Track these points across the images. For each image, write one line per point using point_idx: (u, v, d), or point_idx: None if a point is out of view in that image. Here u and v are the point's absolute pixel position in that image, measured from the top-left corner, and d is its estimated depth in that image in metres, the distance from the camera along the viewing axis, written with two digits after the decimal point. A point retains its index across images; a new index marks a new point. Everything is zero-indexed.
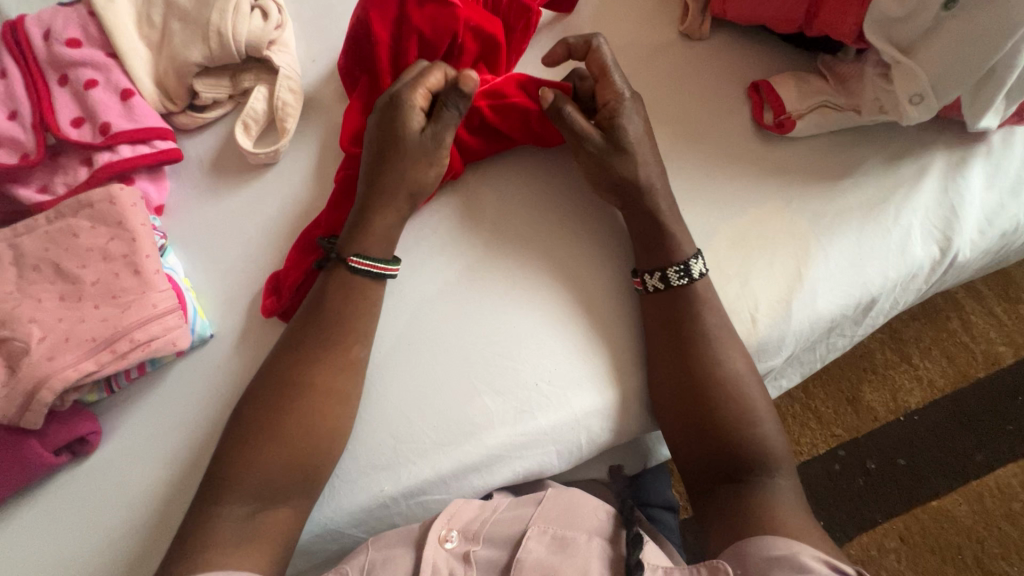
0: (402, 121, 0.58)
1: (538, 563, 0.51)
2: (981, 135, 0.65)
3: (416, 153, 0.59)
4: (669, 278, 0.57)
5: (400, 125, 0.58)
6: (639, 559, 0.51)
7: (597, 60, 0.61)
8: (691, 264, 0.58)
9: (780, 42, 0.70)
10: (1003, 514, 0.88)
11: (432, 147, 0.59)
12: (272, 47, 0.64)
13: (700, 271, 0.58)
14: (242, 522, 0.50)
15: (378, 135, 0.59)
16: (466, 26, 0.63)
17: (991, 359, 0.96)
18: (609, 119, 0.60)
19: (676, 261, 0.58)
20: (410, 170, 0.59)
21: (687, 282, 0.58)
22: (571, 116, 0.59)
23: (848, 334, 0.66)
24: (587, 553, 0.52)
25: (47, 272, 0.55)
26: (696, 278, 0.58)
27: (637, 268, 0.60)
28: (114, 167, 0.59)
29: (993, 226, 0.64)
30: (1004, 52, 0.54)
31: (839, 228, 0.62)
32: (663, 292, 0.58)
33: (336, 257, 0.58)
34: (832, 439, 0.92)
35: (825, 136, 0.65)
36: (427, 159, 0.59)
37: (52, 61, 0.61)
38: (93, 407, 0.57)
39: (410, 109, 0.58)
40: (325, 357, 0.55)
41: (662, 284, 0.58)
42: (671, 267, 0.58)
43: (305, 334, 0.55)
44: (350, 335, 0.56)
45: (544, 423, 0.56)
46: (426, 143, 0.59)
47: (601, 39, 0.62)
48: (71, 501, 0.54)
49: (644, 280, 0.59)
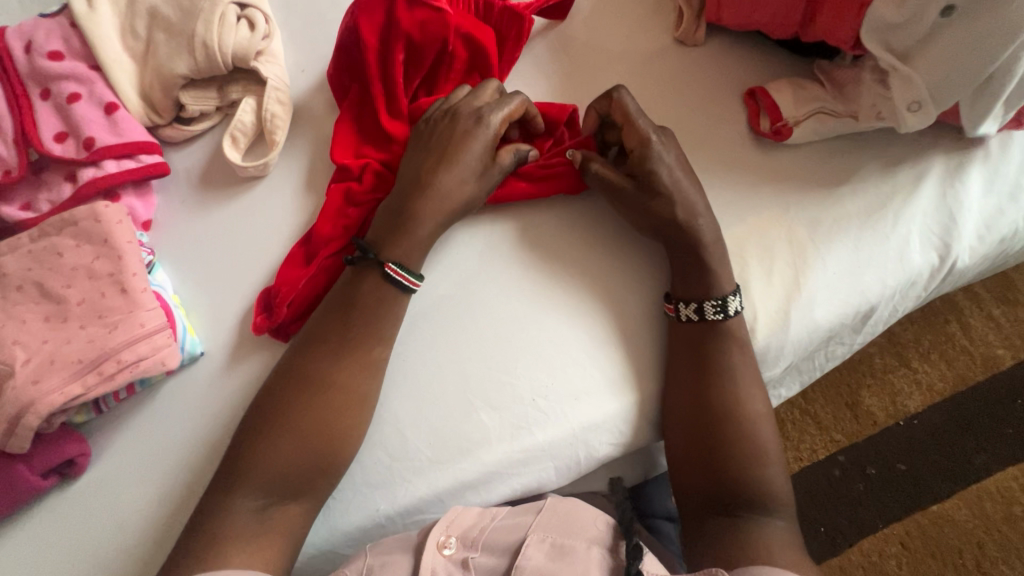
0: (466, 143, 0.58)
1: (537, 571, 0.49)
2: (979, 140, 0.65)
3: (467, 166, 0.58)
4: (705, 310, 0.56)
5: (462, 145, 0.58)
6: (639, 569, 0.48)
7: (621, 108, 0.60)
8: (729, 300, 0.57)
9: (776, 46, 0.70)
10: (1002, 518, 0.88)
11: (482, 170, 0.59)
12: (260, 58, 0.63)
13: (735, 308, 0.57)
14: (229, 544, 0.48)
15: (443, 140, 0.59)
16: (456, 34, 0.63)
17: (989, 362, 0.96)
18: (639, 165, 0.58)
19: (714, 295, 0.57)
20: (454, 179, 0.58)
21: (721, 318, 0.57)
22: (600, 171, 0.59)
23: (847, 342, 0.65)
24: (586, 561, 0.50)
25: (31, 292, 0.54)
26: (730, 316, 0.57)
27: (672, 294, 0.59)
28: (99, 183, 0.57)
29: (992, 232, 0.64)
30: (1003, 59, 0.53)
31: (838, 236, 0.61)
32: (697, 323, 0.57)
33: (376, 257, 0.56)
34: (831, 443, 0.92)
35: (822, 142, 0.65)
36: (473, 176, 0.59)
37: (34, 75, 0.59)
38: (81, 429, 0.55)
39: (485, 129, 0.59)
40: (347, 356, 0.54)
41: (696, 316, 0.57)
42: (709, 301, 0.57)
43: (328, 332, 0.55)
44: (370, 335, 0.55)
45: (541, 438, 0.55)
46: (482, 161, 0.59)
47: (624, 90, 0.60)
48: (59, 526, 0.53)
49: (678, 308, 0.58)
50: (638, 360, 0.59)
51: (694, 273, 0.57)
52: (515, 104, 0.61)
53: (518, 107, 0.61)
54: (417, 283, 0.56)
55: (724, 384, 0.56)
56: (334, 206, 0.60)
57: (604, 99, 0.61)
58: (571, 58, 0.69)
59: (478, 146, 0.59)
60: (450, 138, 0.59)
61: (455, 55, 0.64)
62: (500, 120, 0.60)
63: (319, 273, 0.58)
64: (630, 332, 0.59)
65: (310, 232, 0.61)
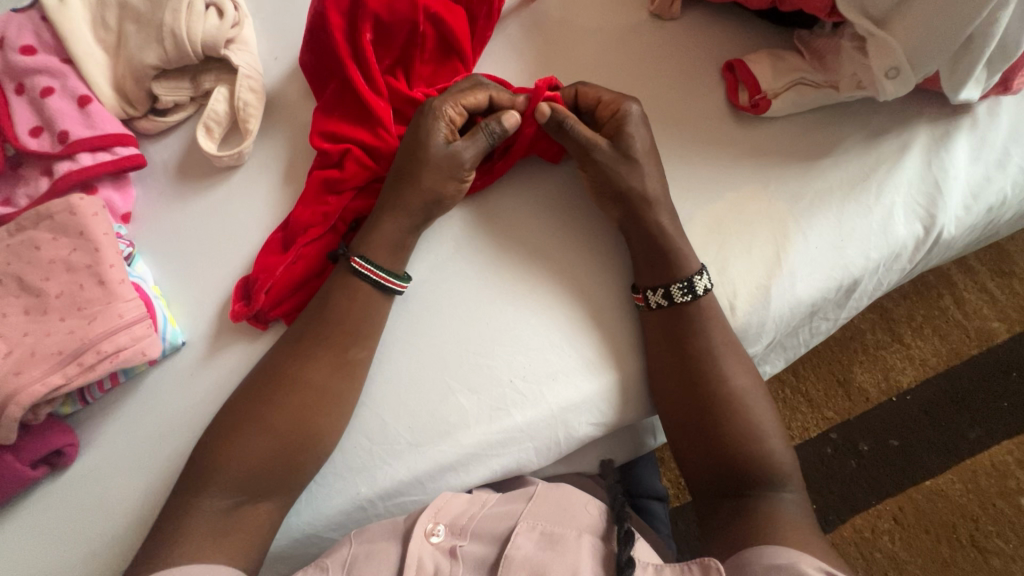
0: (426, 136, 0.58)
1: (526, 561, 0.48)
2: (965, 108, 0.63)
3: (441, 164, 0.58)
4: (673, 295, 0.56)
5: (424, 140, 0.58)
6: (631, 554, 0.48)
7: (590, 93, 0.61)
8: (696, 280, 0.56)
9: (755, 19, 0.68)
10: (997, 492, 0.87)
11: (457, 164, 0.58)
12: (230, 46, 0.63)
13: (704, 287, 0.57)
14: (221, 516, 0.49)
15: (405, 139, 0.59)
16: (425, 14, 0.62)
17: (983, 336, 0.95)
18: (616, 129, 0.59)
19: (680, 278, 0.57)
20: (425, 180, 0.57)
21: (690, 299, 0.56)
22: (573, 128, 0.58)
23: (831, 317, 0.64)
24: (578, 550, 0.50)
25: (10, 286, 0.54)
26: (700, 295, 0.56)
27: (640, 284, 0.58)
28: (74, 176, 0.57)
29: (979, 200, 0.62)
30: (981, 21, 0.51)
31: (819, 209, 0.60)
32: (667, 309, 0.56)
33: (345, 250, 0.58)
34: (824, 421, 0.91)
35: (802, 114, 0.64)
36: (445, 172, 0.58)
37: (8, 70, 0.60)
38: (69, 420, 0.56)
39: (440, 121, 0.58)
40: (335, 352, 0.54)
41: (666, 301, 0.56)
42: (676, 284, 0.56)
43: (321, 330, 0.55)
44: (357, 331, 0.55)
45: (520, 419, 0.55)
46: (450, 156, 0.58)
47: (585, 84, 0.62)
48: (50, 515, 0.54)
49: (647, 296, 0.57)
50: (617, 339, 0.58)
51: (669, 250, 0.57)
52: (473, 95, 0.60)
53: (479, 99, 0.60)
54: (396, 281, 0.57)
55: (705, 360, 0.55)
56: (313, 192, 0.60)
57: (571, 88, 0.62)
58: (545, 37, 0.68)
59: (443, 142, 0.58)
60: (412, 137, 0.58)
61: (425, 37, 0.63)
62: (457, 112, 0.59)
63: (298, 260, 0.58)
64: (607, 315, 0.59)
65: (288, 219, 0.61)
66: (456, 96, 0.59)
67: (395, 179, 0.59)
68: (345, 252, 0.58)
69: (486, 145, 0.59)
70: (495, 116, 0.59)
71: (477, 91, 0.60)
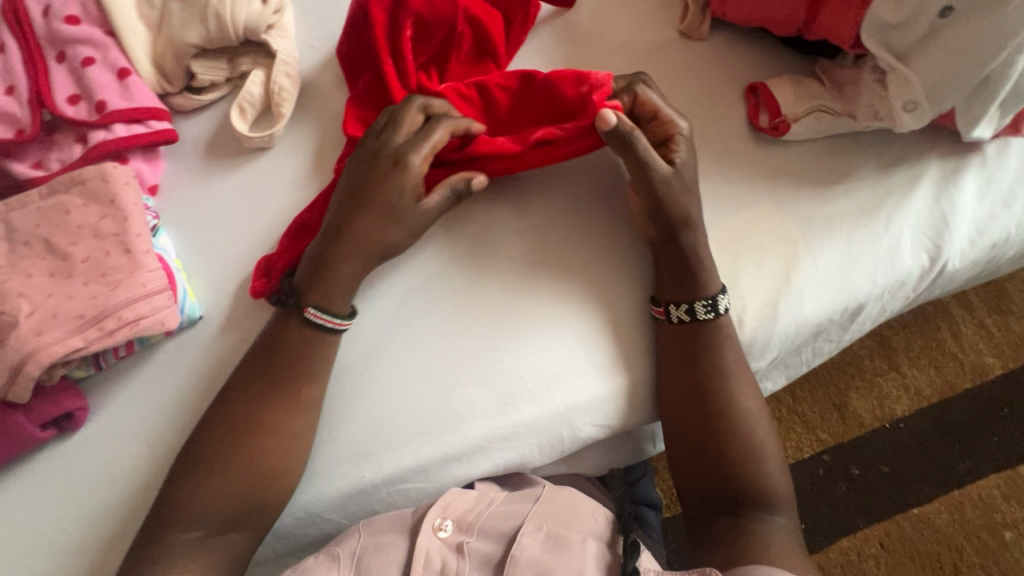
0: (391, 189, 0.56)
1: (531, 562, 0.50)
2: (975, 146, 0.66)
3: (405, 222, 0.57)
4: (696, 311, 0.57)
5: (389, 194, 0.56)
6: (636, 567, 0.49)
7: (647, 101, 0.60)
8: (718, 298, 0.58)
9: (779, 45, 0.71)
10: (983, 525, 0.89)
11: (420, 221, 0.58)
12: (271, 31, 0.65)
13: (724, 307, 0.58)
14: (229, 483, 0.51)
15: (361, 183, 0.57)
16: (464, 15, 0.64)
17: (978, 371, 0.97)
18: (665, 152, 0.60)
19: (704, 295, 0.58)
20: (388, 232, 0.57)
21: (712, 317, 0.58)
22: (638, 139, 0.57)
23: (834, 339, 0.66)
24: (583, 554, 0.51)
25: (38, 248, 0.55)
26: (722, 314, 0.58)
27: (660, 296, 0.59)
28: (107, 145, 0.59)
29: (983, 236, 0.64)
30: (998, 62, 0.54)
31: (829, 232, 0.62)
32: (688, 324, 0.57)
33: (296, 299, 0.56)
34: (818, 443, 0.93)
35: (819, 140, 0.66)
36: (408, 231, 0.58)
37: (51, 37, 0.61)
38: (81, 384, 0.57)
39: (404, 175, 0.56)
40: None
41: (688, 317, 0.57)
42: (699, 301, 0.58)
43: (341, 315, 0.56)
44: None
45: (526, 415, 0.56)
46: (415, 213, 0.57)
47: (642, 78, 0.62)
48: (55, 475, 0.54)
49: (668, 310, 0.58)
50: (626, 344, 0.60)
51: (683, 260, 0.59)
52: (434, 137, 0.57)
53: (439, 139, 0.57)
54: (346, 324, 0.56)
55: (711, 371, 0.57)
56: None
57: (628, 91, 0.61)
58: (575, 47, 0.70)
59: (404, 193, 0.57)
60: (374, 184, 0.57)
61: (462, 36, 0.65)
62: (421, 164, 0.57)
63: None
64: (620, 319, 0.60)
65: (314, 203, 0.62)
66: (421, 141, 0.57)
67: (347, 210, 0.57)
68: (294, 301, 0.56)
69: (450, 200, 0.58)
70: (464, 174, 0.58)
71: (440, 129, 0.57)
